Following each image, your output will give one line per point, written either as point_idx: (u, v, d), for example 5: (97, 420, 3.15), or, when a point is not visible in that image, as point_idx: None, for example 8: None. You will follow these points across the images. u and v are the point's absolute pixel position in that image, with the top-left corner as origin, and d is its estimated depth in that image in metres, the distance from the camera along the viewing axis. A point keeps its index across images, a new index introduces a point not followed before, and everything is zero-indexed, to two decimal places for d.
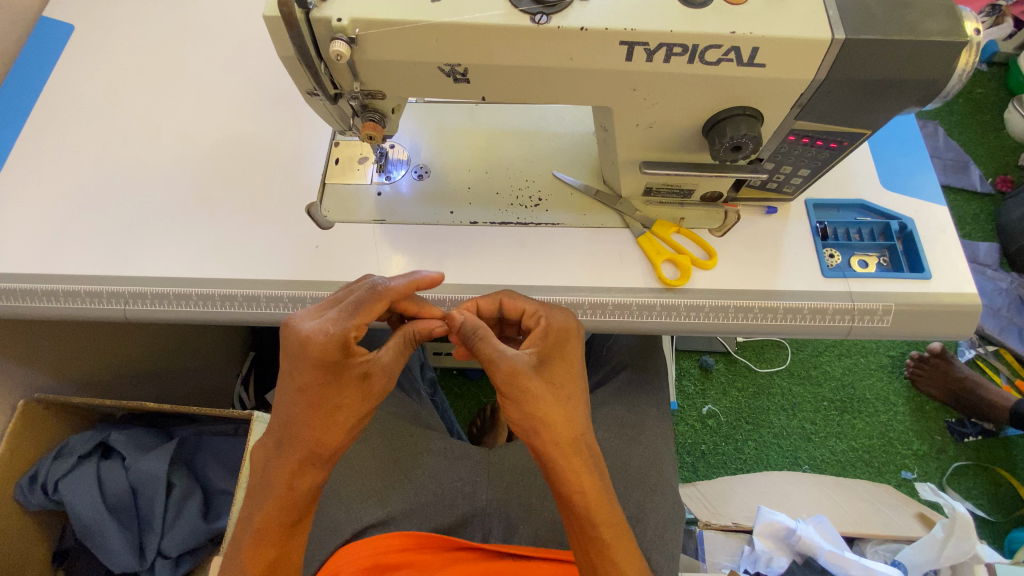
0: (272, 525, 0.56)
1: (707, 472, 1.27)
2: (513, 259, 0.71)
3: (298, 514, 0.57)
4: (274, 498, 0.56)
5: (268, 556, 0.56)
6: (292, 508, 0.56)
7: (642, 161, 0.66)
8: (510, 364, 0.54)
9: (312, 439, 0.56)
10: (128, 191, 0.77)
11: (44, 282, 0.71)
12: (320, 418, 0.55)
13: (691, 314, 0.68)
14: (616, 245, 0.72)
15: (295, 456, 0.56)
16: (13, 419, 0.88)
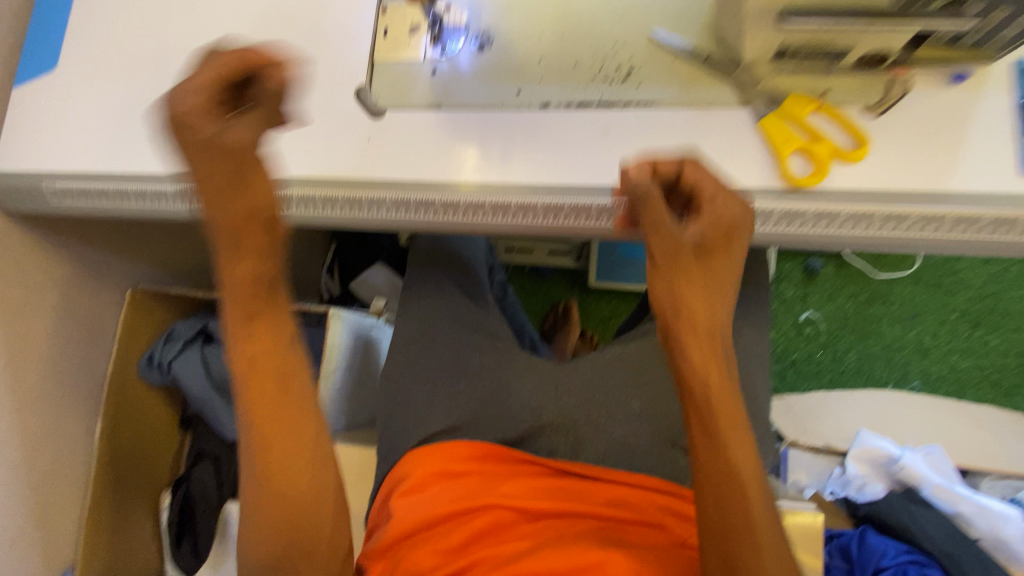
0: (236, 215, 0.45)
1: (797, 381, 1.15)
2: (595, 151, 0.59)
3: (263, 226, 0.46)
4: (239, 286, 0.46)
5: (255, 347, 0.47)
6: (242, 204, 0.44)
7: (783, 8, 0.48)
8: (675, 240, 0.46)
9: (230, 183, 0.44)
10: (175, 78, 0.71)
11: (111, 180, 0.70)
12: (215, 188, 0.44)
13: (819, 223, 0.53)
14: (727, 133, 0.56)
15: (228, 233, 0.45)
16: (125, 306, 0.97)
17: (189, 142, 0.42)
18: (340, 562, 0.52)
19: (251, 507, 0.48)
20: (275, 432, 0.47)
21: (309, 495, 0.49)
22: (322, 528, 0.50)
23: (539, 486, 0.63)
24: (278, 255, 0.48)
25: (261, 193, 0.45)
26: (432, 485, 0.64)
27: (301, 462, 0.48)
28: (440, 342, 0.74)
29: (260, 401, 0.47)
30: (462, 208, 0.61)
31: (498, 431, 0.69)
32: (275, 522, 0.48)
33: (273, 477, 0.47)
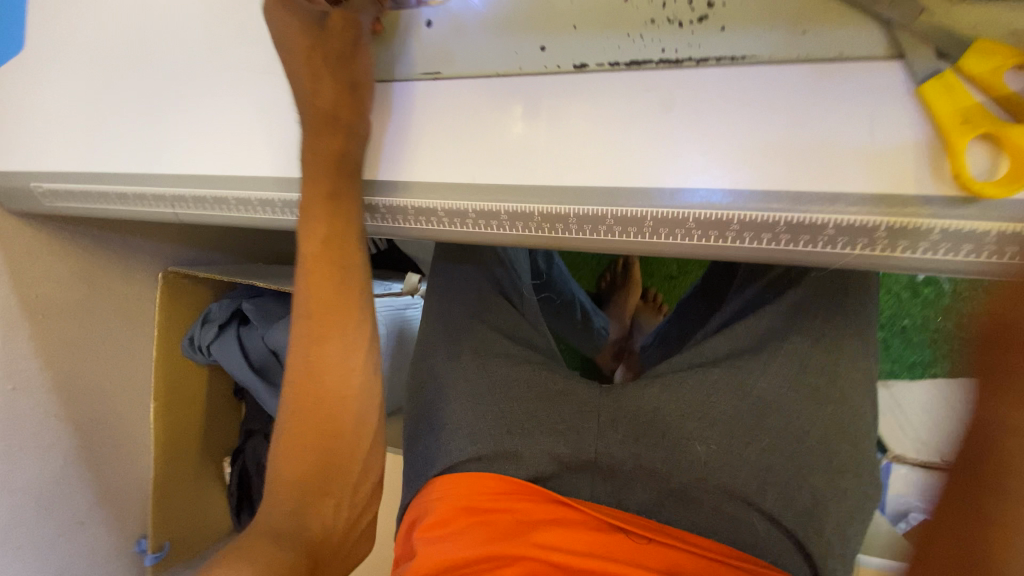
0: (312, 116, 0.48)
1: (902, 353, 0.91)
2: (650, 135, 0.41)
3: (340, 120, 0.47)
4: (309, 167, 0.48)
5: (324, 237, 0.49)
6: (322, 103, 0.47)
7: None
8: None
9: (321, 71, 0.47)
10: (139, 53, 0.60)
11: (95, 183, 0.63)
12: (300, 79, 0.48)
13: (993, 252, 0.35)
14: (858, 105, 0.37)
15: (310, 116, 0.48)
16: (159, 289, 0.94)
17: (295, 41, 0.48)
18: (365, 492, 0.54)
19: (287, 416, 0.51)
20: (323, 334, 0.51)
21: (340, 416, 0.51)
22: (348, 452, 0.52)
23: (583, 536, 0.52)
24: (347, 142, 0.48)
25: (334, 87, 0.47)
26: (458, 522, 0.54)
27: (343, 372, 0.51)
28: (464, 357, 0.64)
29: (319, 291, 0.51)
30: (471, 218, 0.46)
31: (523, 464, 0.58)
32: (307, 442, 0.50)
33: (306, 396, 0.51)
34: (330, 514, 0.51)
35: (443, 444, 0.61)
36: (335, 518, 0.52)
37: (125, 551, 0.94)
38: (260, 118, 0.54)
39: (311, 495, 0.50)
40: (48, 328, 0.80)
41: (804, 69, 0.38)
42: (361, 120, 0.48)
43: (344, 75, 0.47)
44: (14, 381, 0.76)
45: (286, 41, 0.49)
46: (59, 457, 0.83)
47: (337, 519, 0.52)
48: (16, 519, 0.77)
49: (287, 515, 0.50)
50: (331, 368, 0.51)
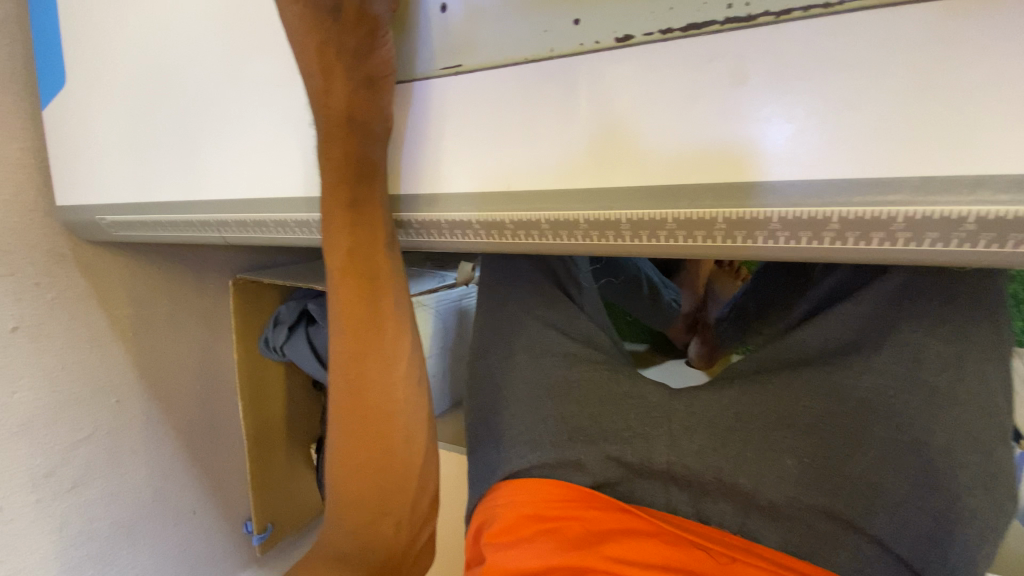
0: (326, 120, 0.44)
1: None
2: (714, 121, 0.33)
3: (355, 120, 0.43)
4: (327, 175, 0.45)
5: (350, 254, 0.47)
6: (336, 105, 0.43)
7: None
8: None
9: (333, 68, 0.42)
10: (168, 76, 0.59)
11: (150, 211, 0.64)
12: (308, 79, 0.44)
13: None
14: (992, 47, 0.27)
15: (323, 118, 0.44)
16: (233, 294, 0.95)
17: (296, 31, 0.42)
18: (423, 509, 0.53)
19: (334, 438, 0.50)
20: (361, 351, 0.48)
21: (386, 435, 0.49)
22: (401, 473, 0.50)
23: (661, 552, 0.45)
24: (363, 144, 0.44)
25: (349, 86, 0.42)
26: (523, 531, 0.48)
27: (383, 388, 0.49)
28: (521, 355, 0.58)
29: (352, 306, 0.48)
30: (512, 228, 0.42)
31: (587, 470, 0.51)
32: (358, 467, 0.49)
33: (351, 418, 0.49)
34: (389, 535, 0.51)
35: (499, 447, 0.56)
36: (394, 539, 0.51)
37: (236, 531, 1.04)
38: (283, 135, 0.52)
39: (368, 518, 0.50)
40: (138, 344, 0.86)
41: (931, 7, 0.28)
42: (379, 117, 0.44)
43: (359, 74, 0.42)
44: (117, 395, 0.84)
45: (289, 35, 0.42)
46: (166, 457, 0.91)
47: (397, 540, 0.51)
48: (139, 513, 0.87)
49: (348, 537, 0.50)
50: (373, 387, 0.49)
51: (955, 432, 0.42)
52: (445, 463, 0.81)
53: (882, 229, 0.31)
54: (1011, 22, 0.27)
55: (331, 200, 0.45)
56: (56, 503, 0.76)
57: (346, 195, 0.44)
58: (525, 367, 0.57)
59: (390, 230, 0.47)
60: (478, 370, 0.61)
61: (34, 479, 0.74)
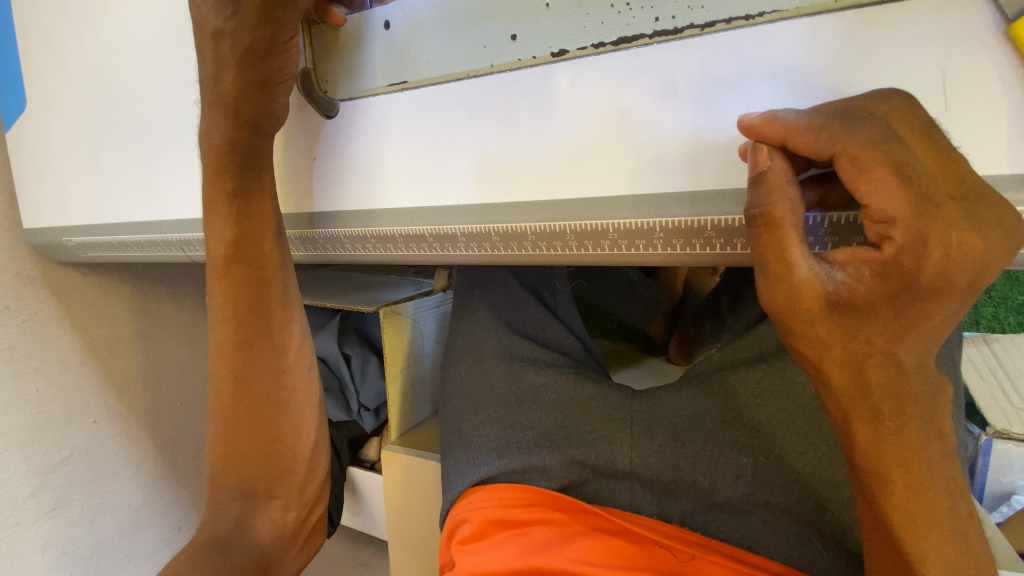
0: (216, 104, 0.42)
1: (1008, 294, 0.75)
2: (648, 132, 0.34)
3: (242, 114, 0.42)
4: (215, 164, 0.44)
5: (231, 242, 0.46)
6: (224, 94, 0.41)
7: None
8: None
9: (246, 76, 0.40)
10: (126, 96, 0.59)
11: (111, 231, 0.64)
12: (209, 83, 0.42)
13: None
14: (900, 55, 0.29)
15: (210, 103, 0.43)
16: None
17: (218, 48, 0.39)
18: (314, 490, 0.54)
19: (220, 432, 0.50)
20: (248, 340, 0.49)
21: (259, 422, 0.49)
22: (289, 449, 0.51)
23: (629, 550, 0.45)
24: (252, 138, 0.43)
25: (246, 85, 0.40)
26: (492, 536, 0.49)
27: (257, 374, 0.49)
28: (489, 363, 0.58)
29: (235, 295, 0.48)
30: (464, 241, 0.41)
31: (552, 475, 0.52)
32: (227, 454, 0.50)
33: (239, 403, 0.49)
34: (278, 517, 0.52)
35: (469, 455, 0.56)
36: (285, 519, 0.52)
37: None
38: None
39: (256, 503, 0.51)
40: (115, 363, 0.86)
41: (842, 18, 0.30)
42: (269, 115, 0.43)
43: (255, 72, 0.40)
44: (94, 414, 0.83)
45: (212, 54, 0.40)
46: (147, 473, 0.91)
47: (288, 520, 0.52)
48: (123, 531, 0.87)
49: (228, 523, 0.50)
50: (258, 377, 0.49)
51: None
52: (423, 471, 0.81)
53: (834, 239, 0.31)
54: (921, 35, 0.28)
55: (215, 187, 0.45)
56: (36, 526, 0.75)
57: (231, 185, 0.44)
58: (495, 376, 0.57)
59: (278, 220, 0.48)
60: (451, 378, 0.61)
61: (13, 502, 0.72)
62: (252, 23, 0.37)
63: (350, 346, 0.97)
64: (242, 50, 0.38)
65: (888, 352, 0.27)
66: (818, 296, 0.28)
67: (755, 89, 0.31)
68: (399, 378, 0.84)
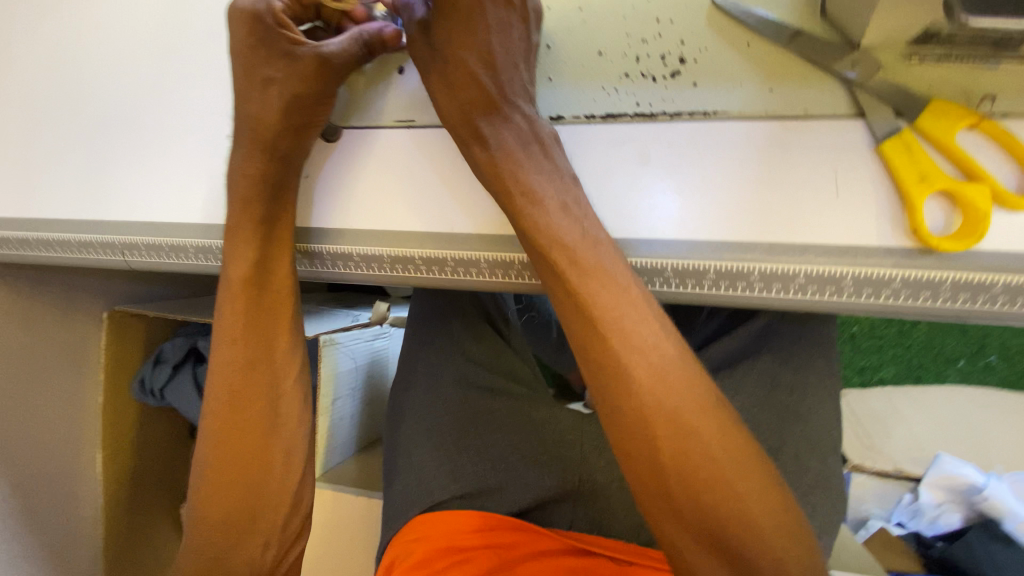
0: (253, 132, 0.44)
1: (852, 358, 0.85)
2: (622, 189, 0.41)
3: (278, 151, 0.44)
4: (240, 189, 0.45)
5: (247, 260, 0.45)
6: (264, 128, 0.44)
7: None
8: None
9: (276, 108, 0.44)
10: (83, 82, 0.56)
11: (20, 226, 0.56)
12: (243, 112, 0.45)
13: (957, 297, 0.35)
14: (818, 156, 0.38)
15: (248, 138, 0.45)
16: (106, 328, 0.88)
17: (264, 91, 0.44)
18: (296, 533, 0.48)
19: (206, 466, 0.45)
20: (252, 361, 0.46)
21: (259, 452, 0.45)
22: (275, 479, 0.46)
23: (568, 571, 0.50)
24: (284, 170, 0.45)
25: (280, 118, 0.44)
26: (439, 562, 0.52)
27: (254, 400, 0.46)
28: (445, 389, 0.61)
29: (244, 315, 0.46)
30: (451, 265, 0.45)
31: (510, 500, 0.56)
32: (218, 486, 0.44)
33: (231, 428, 0.45)
34: (257, 553, 0.45)
35: (424, 480, 0.57)
36: (264, 558, 0.45)
37: None
38: (207, 160, 0.51)
39: (235, 540, 0.44)
40: None
41: (769, 122, 0.39)
42: (301, 151, 0.45)
43: (301, 119, 0.44)
44: None
45: (256, 92, 0.44)
46: None
47: (267, 559, 0.46)
48: None
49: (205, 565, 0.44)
50: (258, 403, 0.46)
51: (800, 445, 0.53)
52: (349, 508, 0.77)
53: (779, 294, 0.39)
54: (820, 139, 0.38)
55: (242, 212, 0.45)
56: None
57: (260, 210, 0.45)
58: (451, 400, 0.60)
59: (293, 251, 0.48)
60: (403, 406, 0.62)
61: None
62: (304, 78, 0.43)
63: None
64: (287, 94, 0.43)
65: (688, 419, 0.37)
66: (645, 415, 0.37)
67: (707, 162, 0.39)
68: (327, 412, 0.81)
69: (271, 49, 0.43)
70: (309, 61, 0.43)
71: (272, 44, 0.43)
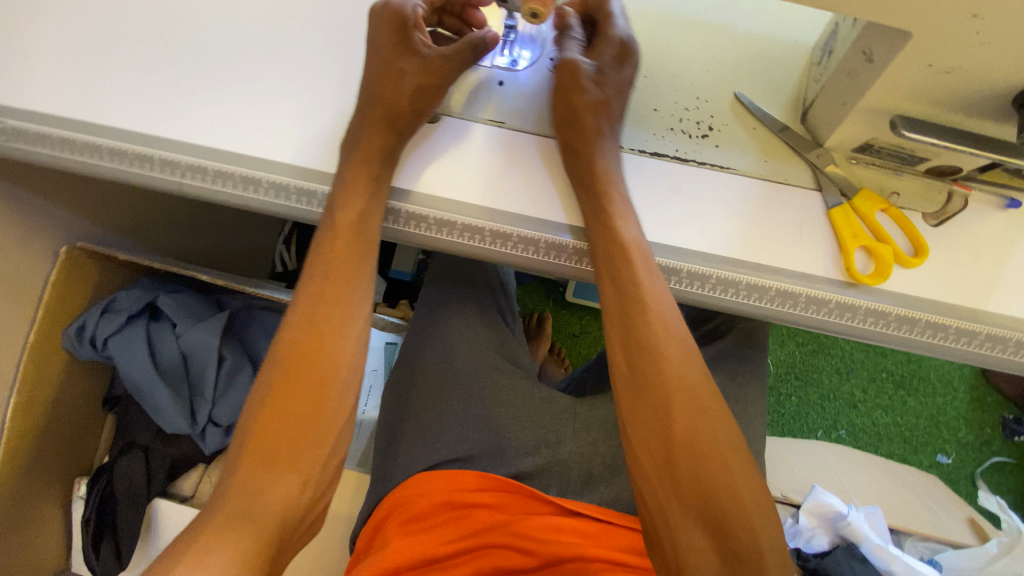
0: (381, 111, 0.55)
1: None
2: (660, 206, 0.55)
3: (398, 127, 0.55)
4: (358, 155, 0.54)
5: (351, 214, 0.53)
6: (392, 107, 0.55)
7: (897, 116, 0.46)
8: None
9: (404, 94, 0.55)
10: (183, 25, 0.61)
11: (88, 131, 0.58)
12: (373, 93, 0.56)
13: (868, 319, 0.53)
14: (795, 212, 0.55)
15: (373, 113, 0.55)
16: (58, 265, 0.81)
17: (394, 78, 0.55)
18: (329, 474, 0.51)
19: (268, 390, 0.50)
20: (330, 299, 0.53)
21: (315, 381, 0.50)
22: (325, 418, 0.50)
23: (557, 530, 0.57)
24: (396, 146, 0.55)
25: (406, 102, 0.55)
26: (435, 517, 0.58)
27: (321, 335, 0.51)
28: (459, 361, 0.66)
29: (334, 259, 0.53)
30: (514, 240, 0.54)
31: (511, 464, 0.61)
32: (274, 408, 0.49)
33: (300, 361, 0.50)
34: (294, 489, 0.48)
35: (430, 439, 0.62)
36: (296, 493, 0.48)
37: None
38: (300, 114, 0.59)
39: (275, 469, 0.47)
40: None
41: (763, 183, 0.56)
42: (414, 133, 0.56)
43: (419, 105, 0.55)
44: None
45: (387, 78, 0.55)
46: None
47: (299, 495, 0.48)
48: None
49: (245, 495, 0.46)
50: (322, 339, 0.51)
51: None
52: None
53: (762, 302, 0.53)
54: (794, 199, 0.55)
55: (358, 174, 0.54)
56: None
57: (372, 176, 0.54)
58: (465, 372, 0.66)
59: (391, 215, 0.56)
60: (414, 372, 0.67)
61: None
62: (431, 72, 0.55)
63: (228, 347, 0.90)
64: (415, 83, 0.55)
65: (686, 385, 0.49)
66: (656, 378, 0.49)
67: (719, 200, 0.55)
68: None
69: (407, 48, 0.56)
70: (436, 62, 0.55)
71: (409, 45, 0.56)
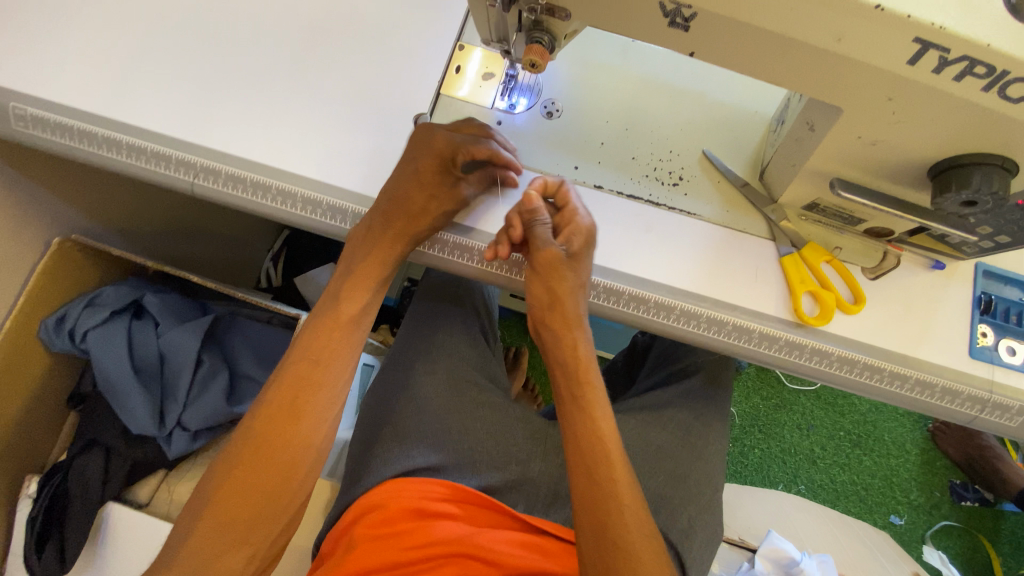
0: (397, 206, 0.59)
1: None
2: (634, 241, 0.61)
3: (412, 236, 0.60)
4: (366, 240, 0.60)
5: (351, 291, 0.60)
6: (410, 211, 0.59)
7: (836, 178, 0.54)
8: None
9: (426, 206, 0.59)
10: (212, 42, 0.67)
11: (110, 128, 0.62)
12: (398, 190, 0.59)
13: (813, 357, 0.59)
14: (752, 257, 0.62)
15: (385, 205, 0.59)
16: (47, 255, 0.83)
17: (423, 189, 0.59)
18: (274, 551, 0.54)
19: (240, 455, 0.52)
20: (315, 380, 0.56)
21: (290, 455, 0.53)
22: (290, 495, 0.53)
23: (519, 544, 0.58)
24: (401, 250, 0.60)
25: (423, 211, 0.59)
26: (403, 523, 0.58)
27: (303, 413, 0.55)
28: (438, 371, 0.69)
29: (324, 340, 0.57)
30: (500, 258, 0.61)
31: (478, 475, 0.64)
32: (244, 475, 0.51)
33: (277, 436, 0.53)
34: (239, 565, 0.50)
35: (402, 448, 0.64)
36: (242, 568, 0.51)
37: None
38: (312, 133, 0.64)
39: (226, 542, 0.50)
40: None
41: (725, 229, 0.63)
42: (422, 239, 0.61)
43: (435, 223, 0.60)
44: None
45: (414, 183, 0.59)
46: None
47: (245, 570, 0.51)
48: None
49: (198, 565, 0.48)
50: (300, 419, 0.54)
51: (698, 473, 0.70)
52: None
53: (718, 331, 0.59)
54: (750, 244, 0.63)
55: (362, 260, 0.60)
56: None
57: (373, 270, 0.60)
58: (442, 384, 0.68)
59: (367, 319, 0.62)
60: (393, 383, 0.69)
61: None
62: (451, 202, 0.60)
63: (207, 353, 0.90)
64: (437, 208, 0.60)
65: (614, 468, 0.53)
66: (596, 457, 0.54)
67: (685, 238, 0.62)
68: None
69: (440, 169, 0.59)
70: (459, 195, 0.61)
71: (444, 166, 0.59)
